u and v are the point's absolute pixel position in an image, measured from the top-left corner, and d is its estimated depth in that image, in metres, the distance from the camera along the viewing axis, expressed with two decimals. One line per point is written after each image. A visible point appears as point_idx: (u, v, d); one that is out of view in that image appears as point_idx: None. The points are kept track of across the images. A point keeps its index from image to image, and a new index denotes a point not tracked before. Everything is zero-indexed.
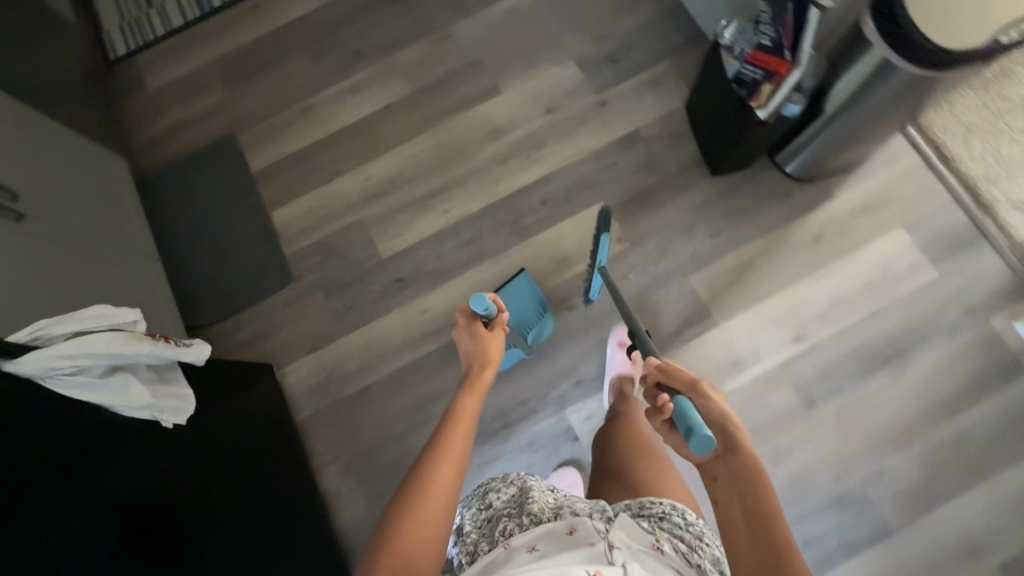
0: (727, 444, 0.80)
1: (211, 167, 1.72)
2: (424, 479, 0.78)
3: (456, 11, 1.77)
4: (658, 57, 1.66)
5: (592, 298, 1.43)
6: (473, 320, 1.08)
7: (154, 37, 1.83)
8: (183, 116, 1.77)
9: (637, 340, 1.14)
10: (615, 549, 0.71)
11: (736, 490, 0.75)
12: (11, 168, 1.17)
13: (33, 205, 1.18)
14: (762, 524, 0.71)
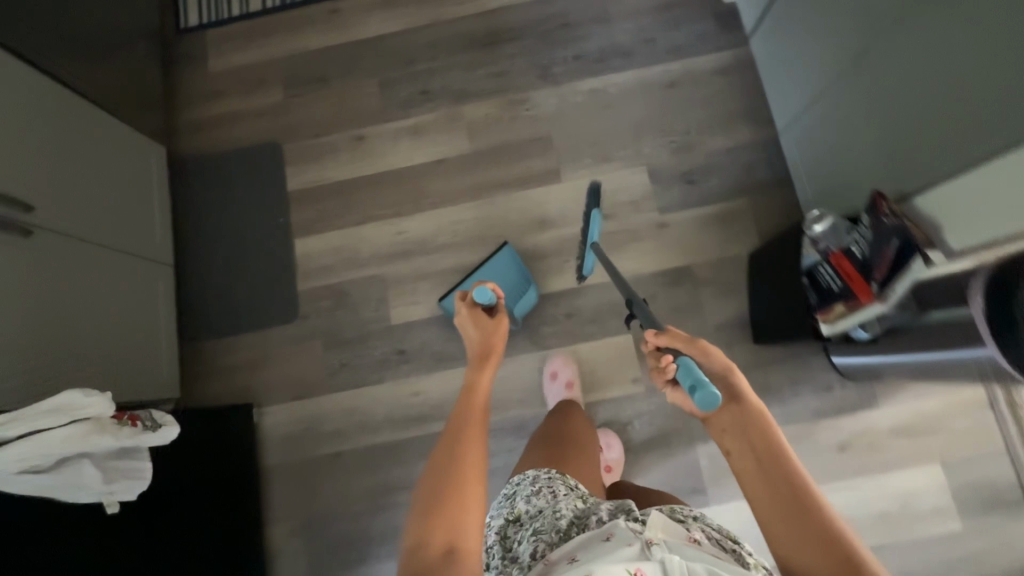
0: (733, 396, 0.79)
1: (246, 170, 1.64)
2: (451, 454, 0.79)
3: (540, 76, 1.63)
4: (737, 191, 1.52)
5: (585, 276, 1.38)
6: (474, 307, 1.15)
7: (229, 16, 1.75)
8: (234, 107, 1.69)
9: (635, 309, 1.02)
10: (654, 545, 0.73)
11: (748, 443, 0.75)
12: (35, 177, 1.12)
13: (50, 218, 1.14)
14: (786, 480, 0.72)
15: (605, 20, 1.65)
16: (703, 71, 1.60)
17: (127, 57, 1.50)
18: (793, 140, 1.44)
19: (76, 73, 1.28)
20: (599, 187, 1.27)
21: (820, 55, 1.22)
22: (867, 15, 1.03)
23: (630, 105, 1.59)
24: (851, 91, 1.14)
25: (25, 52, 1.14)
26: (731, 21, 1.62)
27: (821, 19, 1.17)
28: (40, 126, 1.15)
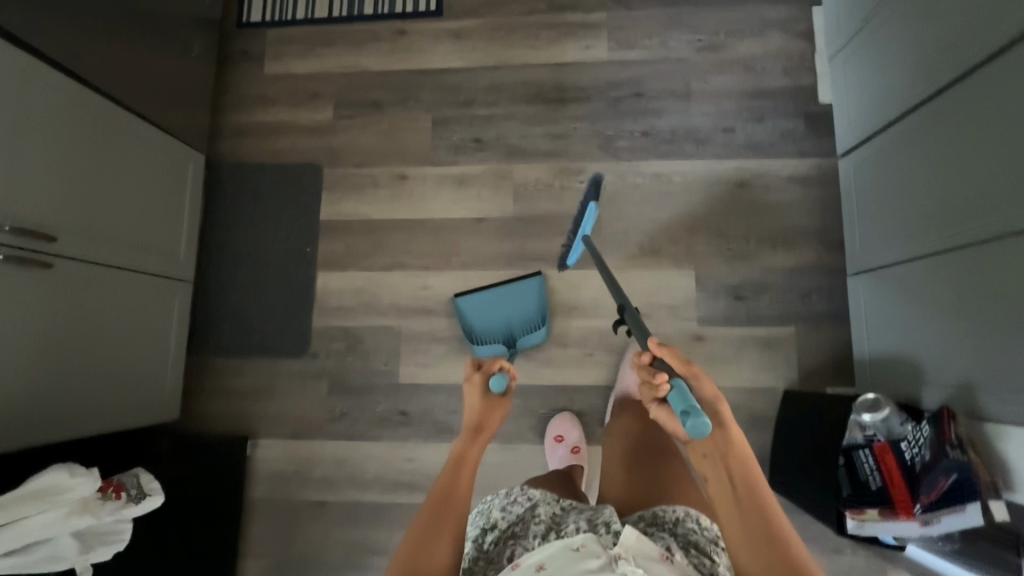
0: (715, 420, 0.81)
1: (283, 189, 1.59)
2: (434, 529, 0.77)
3: (602, 147, 1.52)
4: (788, 318, 1.40)
5: (567, 264, 1.42)
6: (485, 386, 0.98)
7: (291, 17, 1.68)
8: (282, 117, 1.63)
9: (625, 316, 1.05)
10: (619, 559, 0.69)
11: (725, 470, 0.77)
12: (70, 205, 1.10)
13: (82, 249, 1.12)
14: (759, 514, 0.73)
15: (684, 97, 1.53)
16: (780, 177, 1.47)
17: (184, 56, 1.44)
18: (858, 283, 1.32)
19: (129, 84, 1.21)
20: (599, 180, 1.35)
21: (913, 215, 1.09)
22: (989, 198, 0.91)
23: (693, 198, 1.48)
24: (940, 272, 1.01)
25: (76, 65, 1.08)
26: (821, 125, 1.48)
27: (926, 176, 1.06)
28: (73, 147, 1.10)
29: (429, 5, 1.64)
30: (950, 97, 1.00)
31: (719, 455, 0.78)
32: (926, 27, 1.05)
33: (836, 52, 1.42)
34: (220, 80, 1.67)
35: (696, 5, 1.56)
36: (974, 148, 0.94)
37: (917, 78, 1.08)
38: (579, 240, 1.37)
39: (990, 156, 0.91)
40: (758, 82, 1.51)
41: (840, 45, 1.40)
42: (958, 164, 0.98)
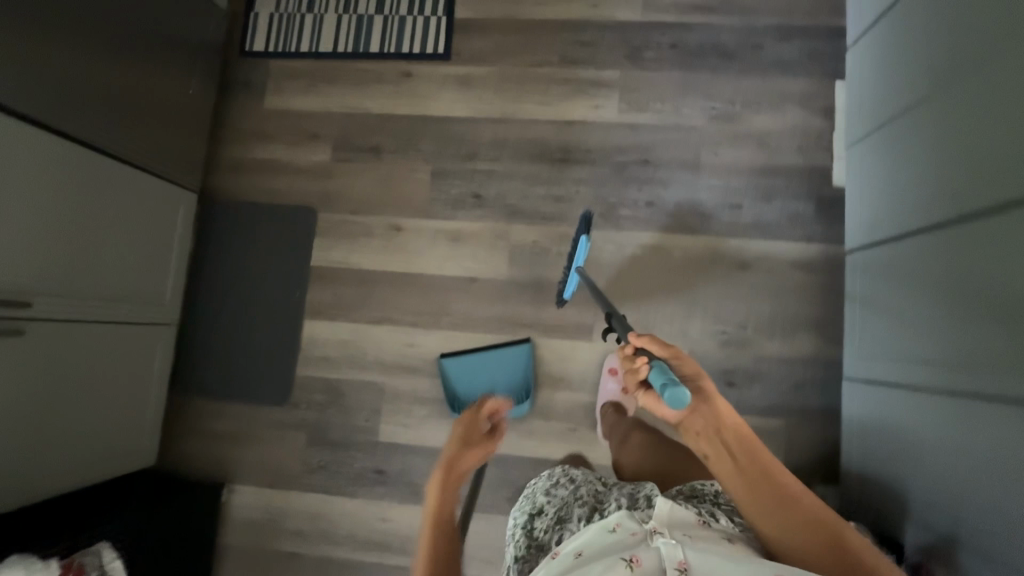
0: (698, 396, 0.78)
1: (276, 231, 1.56)
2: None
3: (603, 214, 1.48)
4: (778, 409, 1.37)
5: (563, 299, 1.40)
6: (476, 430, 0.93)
7: (295, 50, 1.63)
8: (280, 154, 1.60)
9: (614, 322, 1.04)
10: (655, 535, 0.70)
11: (720, 443, 0.75)
12: (44, 263, 1.09)
13: (57, 308, 1.12)
14: (766, 478, 0.72)
15: (691, 167, 1.48)
16: (783, 261, 1.42)
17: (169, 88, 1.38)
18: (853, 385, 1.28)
19: (89, 127, 1.17)
20: (590, 216, 1.32)
21: (924, 341, 1.04)
22: (1003, 310, 0.86)
23: (691, 275, 1.44)
24: (946, 413, 0.97)
25: (14, 106, 1.02)
26: (830, 209, 1.43)
27: (929, 263, 1.04)
28: (31, 203, 1.06)
29: (436, 48, 1.59)
30: (976, 232, 0.93)
31: (712, 430, 0.76)
32: (949, 85, 1.01)
33: (852, 138, 1.36)
34: (219, 109, 1.63)
35: (713, 71, 1.50)
36: (995, 293, 0.88)
37: (942, 198, 1.02)
38: (573, 274, 1.35)
39: (1000, 271, 0.88)
40: (770, 158, 1.46)
41: (859, 132, 1.33)
42: (977, 305, 0.92)
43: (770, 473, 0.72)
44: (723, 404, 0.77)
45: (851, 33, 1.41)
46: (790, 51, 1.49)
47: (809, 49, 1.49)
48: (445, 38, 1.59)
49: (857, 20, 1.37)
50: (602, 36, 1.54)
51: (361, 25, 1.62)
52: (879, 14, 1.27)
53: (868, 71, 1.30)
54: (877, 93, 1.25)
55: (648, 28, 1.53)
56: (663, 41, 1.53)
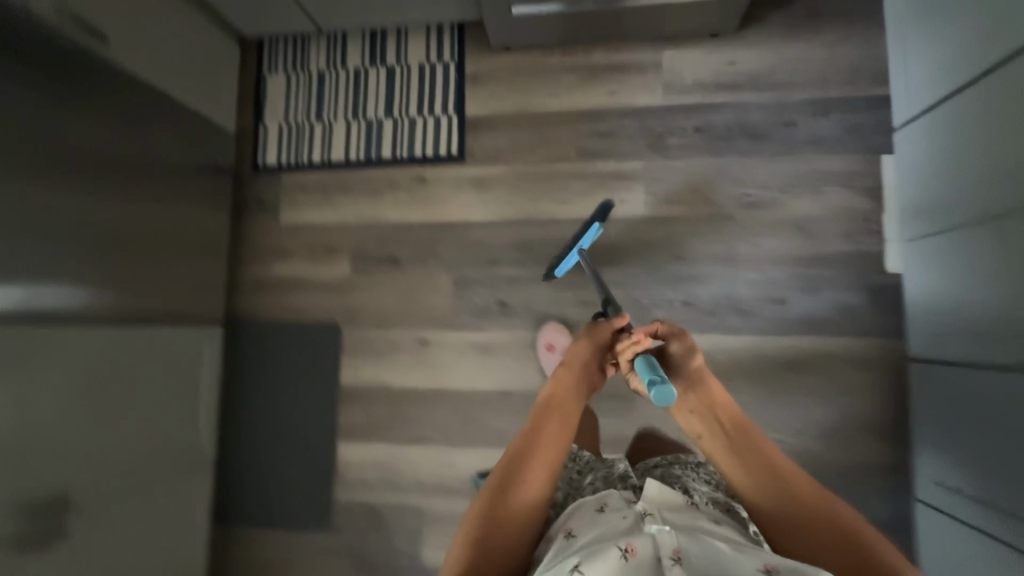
0: (692, 380, 0.93)
1: (303, 350, 1.53)
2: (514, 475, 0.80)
3: (636, 317, 1.41)
4: None
5: (555, 274, 1.36)
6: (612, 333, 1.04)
7: (308, 161, 1.60)
8: (301, 271, 1.57)
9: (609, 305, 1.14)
10: (647, 518, 0.72)
11: (713, 420, 0.88)
12: (84, 458, 1.10)
13: (97, 493, 1.13)
14: (753, 453, 0.82)
15: (728, 261, 1.39)
16: (835, 358, 1.33)
17: (170, 221, 1.33)
18: (939, 511, 1.18)
19: (108, 302, 1.17)
20: (610, 204, 1.30)
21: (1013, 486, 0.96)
22: None
23: (735, 379, 1.36)
24: None
25: (44, 314, 1.03)
26: (884, 298, 1.33)
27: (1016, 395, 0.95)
28: (66, 400, 1.07)
29: (450, 149, 1.53)
30: None
31: (704, 409, 0.90)
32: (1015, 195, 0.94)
33: (921, 230, 1.24)
34: (238, 229, 1.62)
35: (745, 155, 1.41)
36: None
37: None
38: (575, 252, 1.31)
39: None
40: (812, 246, 1.37)
41: (939, 226, 1.17)
42: None
43: (757, 448, 0.83)
44: (715, 387, 0.91)
45: (915, 102, 1.25)
46: (827, 127, 1.39)
47: (848, 122, 1.38)
48: (457, 138, 1.53)
49: (923, 90, 1.21)
50: (621, 125, 1.47)
51: (371, 130, 1.58)
52: (947, 92, 1.12)
53: (949, 154, 1.12)
54: (963, 180, 1.08)
55: (671, 113, 1.45)
56: (686, 125, 1.44)
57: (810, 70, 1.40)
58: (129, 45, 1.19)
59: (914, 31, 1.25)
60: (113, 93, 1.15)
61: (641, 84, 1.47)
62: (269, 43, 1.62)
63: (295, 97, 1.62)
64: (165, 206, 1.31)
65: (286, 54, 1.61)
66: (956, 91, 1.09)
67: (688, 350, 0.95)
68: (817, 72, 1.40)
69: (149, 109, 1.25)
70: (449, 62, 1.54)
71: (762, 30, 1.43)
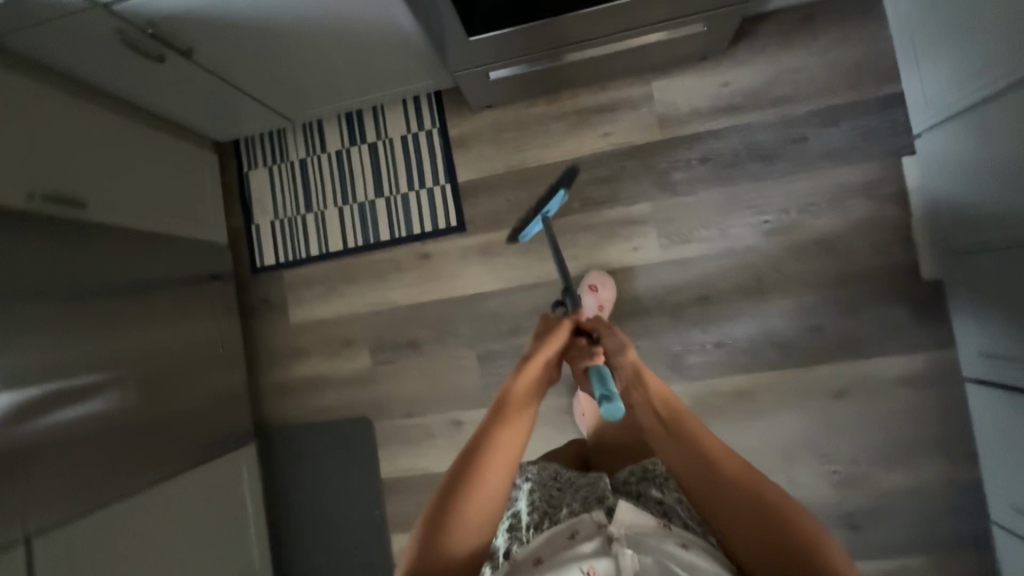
0: (632, 380, 0.91)
1: (337, 450, 1.51)
2: (474, 476, 0.74)
3: (671, 366, 1.37)
4: (914, 546, 1.27)
5: (520, 239, 1.25)
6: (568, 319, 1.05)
7: (306, 255, 1.55)
8: (321, 368, 1.54)
9: (568, 296, 1.13)
10: (614, 542, 0.73)
11: (653, 412, 0.85)
12: None
13: None
14: (691, 442, 0.78)
15: (756, 295, 1.33)
16: (883, 381, 1.28)
17: (173, 361, 1.25)
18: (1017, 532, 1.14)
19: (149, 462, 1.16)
20: (576, 169, 1.19)
21: None
22: None
23: (783, 415, 1.32)
24: None
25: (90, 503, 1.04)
26: (927, 310, 1.27)
27: None
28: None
29: (449, 221, 1.48)
30: None
31: (646, 404, 0.86)
32: None
33: (968, 245, 1.15)
34: (248, 336, 1.59)
35: (757, 180, 1.34)
36: None
37: None
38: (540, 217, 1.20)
39: None
40: (843, 266, 1.30)
41: (1004, 239, 1.05)
42: None
43: (693, 436, 0.79)
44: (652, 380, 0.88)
45: (941, 104, 1.16)
46: (840, 137, 1.31)
47: (861, 129, 1.30)
48: (455, 208, 1.48)
49: (949, 94, 1.13)
50: (623, 168, 1.40)
51: (365, 213, 1.52)
52: (977, 100, 1.05)
53: (1007, 159, 1.00)
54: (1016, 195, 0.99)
55: (671, 147, 1.38)
56: (691, 158, 1.37)
57: (813, 78, 1.32)
58: (90, 193, 1.11)
59: (926, 28, 1.15)
60: (87, 251, 1.07)
61: (636, 121, 1.40)
62: (245, 141, 1.56)
63: (281, 191, 1.56)
64: (182, 341, 1.29)
65: (265, 149, 1.56)
66: (991, 100, 1.01)
67: (620, 345, 0.95)
68: (821, 79, 1.32)
69: (136, 253, 1.19)
70: (431, 129, 1.48)
71: (755, 43, 1.34)
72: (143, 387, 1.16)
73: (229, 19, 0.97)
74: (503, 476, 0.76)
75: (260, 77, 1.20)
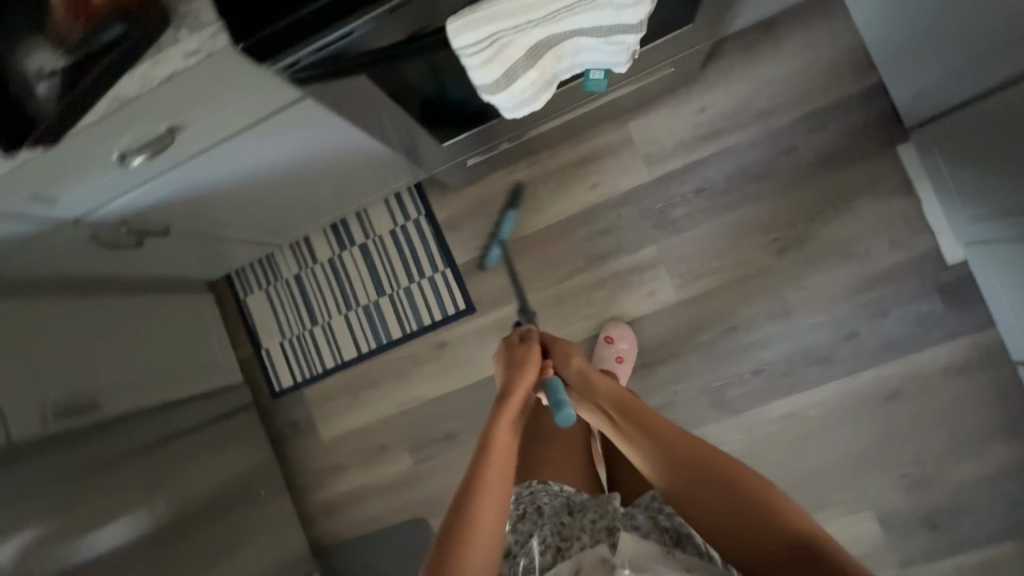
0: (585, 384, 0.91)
1: (399, 557, 1.48)
2: (465, 519, 0.71)
3: (715, 404, 1.34)
4: (1000, 534, 1.24)
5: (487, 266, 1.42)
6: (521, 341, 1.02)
7: (323, 369, 1.52)
8: (364, 478, 1.52)
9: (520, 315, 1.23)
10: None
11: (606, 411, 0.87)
12: None
13: None
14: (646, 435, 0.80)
15: (783, 315, 1.31)
16: (931, 373, 1.26)
17: (223, 518, 1.24)
18: None
19: None
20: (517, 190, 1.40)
21: None
22: None
23: (837, 428, 1.29)
24: None
25: None
26: (959, 293, 1.24)
27: None
28: None
29: (457, 304, 1.45)
30: None
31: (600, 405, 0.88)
32: None
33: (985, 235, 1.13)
34: (285, 461, 1.56)
35: (758, 199, 1.31)
36: None
37: None
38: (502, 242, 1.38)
39: None
40: (865, 267, 1.27)
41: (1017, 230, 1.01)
42: None
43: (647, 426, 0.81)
44: (600, 379, 0.90)
45: (929, 100, 1.14)
46: (830, 139, 1.28)
47: (852, 126, 1.27)
48: (460, 291, 1.44)
49: (933, 91, 1.11)
50: (620, 217, 1.37)
51: (371, 315, 1.49)
52: (972, 95, 1.03)
53: (1009, 151, 0.95)
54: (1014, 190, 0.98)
55: (663, 185, 1.35)
56: (686, 191, 1.34)
57: (791, 86, 1.29)
58: (103, 387, 1.09)
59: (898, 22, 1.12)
60: (109, 451, 1.05)
61: (622, 166, 1.36)
62: (235, 270, 1.53)
63: (283, 310, 1.53)
64: (227, 494, 1.28)
65: (257, 273, 1.53)
66: (986, 94, 0.99)
67: (567, 356, 0.95)
68: (798, 84, 1.28)
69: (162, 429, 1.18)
70: (418, 218, 1.45)
71: (722, 64, 1.31)
72: (202, 560, 1.15)
73: (200, 194, 0.94)
74: (495, 520, 0.73)
75: (238, 222, 1.16)
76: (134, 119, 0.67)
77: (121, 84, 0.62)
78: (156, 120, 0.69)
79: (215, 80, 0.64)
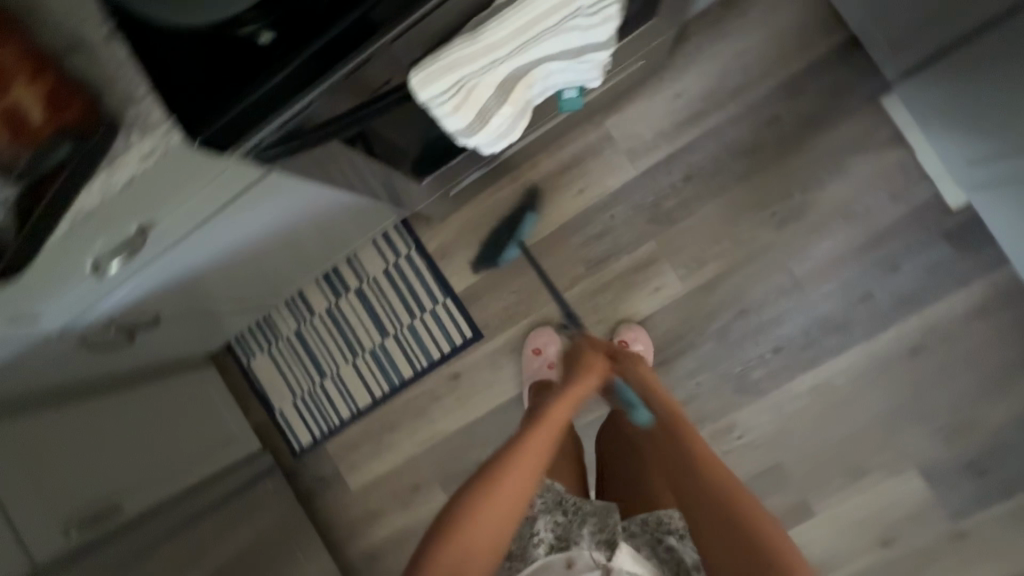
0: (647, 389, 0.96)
1: None
2: (489, 481, 0.71)
3: (740, 389, 1.31)
4: None
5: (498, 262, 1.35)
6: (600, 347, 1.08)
7: (339, 420, 1.49)
8: (399, 522, 1.49)
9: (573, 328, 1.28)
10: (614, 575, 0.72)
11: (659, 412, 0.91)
12: None
13: None
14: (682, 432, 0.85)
15: (792, 288, 1.28)
16: (952, 322, 1.23)
17: None
18: None
19: None
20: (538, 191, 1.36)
21: None
22: None
23: (866, 392, 1.27)
24: None
25: None
26: (967, 237, 1.22)
27: None
28: None
29: (463, 333, 1.42)
30: None
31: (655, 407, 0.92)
32: None
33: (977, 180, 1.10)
34: (318, 519, 1.53)
35: (748, 176, 1.28)
36: None
37: None
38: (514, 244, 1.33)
39: None
40: (867, 226, 1.25)
41: (1007, 175, 0.99)
42: None
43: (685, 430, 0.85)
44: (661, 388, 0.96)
45: (897, 55, 1.11)
46: (811, 103, 1.25)
47: (831, 87, 1.24)
48: (464, 319, 1.41)
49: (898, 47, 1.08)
50: (611, 217, 1.34)
51: (379, 358, 1.46)
52: (935, 47, 1.00)
53: (988, 97, 0.93)
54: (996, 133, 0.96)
55: (649, 178, 1.32)
56: (674, 180, 1.31)
57: (763, 57, 1.25)
58: (117, 487, 1.06)
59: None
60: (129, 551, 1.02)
61: (606, 166, 1.33)
62: (235, 335, 1.50)
63: (289, 368, 1.50)
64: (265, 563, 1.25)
65: (257, 336, 1.50)
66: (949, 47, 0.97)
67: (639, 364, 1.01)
68: (770, 53, 1.25)
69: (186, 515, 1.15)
70: (409, 252, 1.42)
71: (690, 46, 1.28)
72: None
73: (185, 280, 0.91)
74: (512, 508, 0.70)
75: (229, 293, 1.13)
76: (102, 225, 0.65)
77: (82, 199, 0.60)
78: (126, 222, 0.66)
79: (178, 175, 0.62)
